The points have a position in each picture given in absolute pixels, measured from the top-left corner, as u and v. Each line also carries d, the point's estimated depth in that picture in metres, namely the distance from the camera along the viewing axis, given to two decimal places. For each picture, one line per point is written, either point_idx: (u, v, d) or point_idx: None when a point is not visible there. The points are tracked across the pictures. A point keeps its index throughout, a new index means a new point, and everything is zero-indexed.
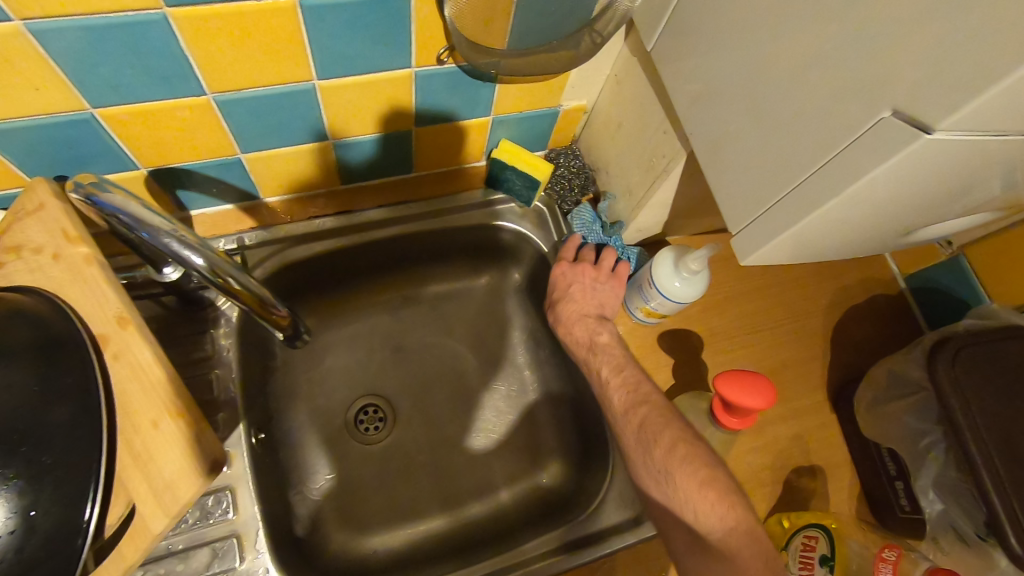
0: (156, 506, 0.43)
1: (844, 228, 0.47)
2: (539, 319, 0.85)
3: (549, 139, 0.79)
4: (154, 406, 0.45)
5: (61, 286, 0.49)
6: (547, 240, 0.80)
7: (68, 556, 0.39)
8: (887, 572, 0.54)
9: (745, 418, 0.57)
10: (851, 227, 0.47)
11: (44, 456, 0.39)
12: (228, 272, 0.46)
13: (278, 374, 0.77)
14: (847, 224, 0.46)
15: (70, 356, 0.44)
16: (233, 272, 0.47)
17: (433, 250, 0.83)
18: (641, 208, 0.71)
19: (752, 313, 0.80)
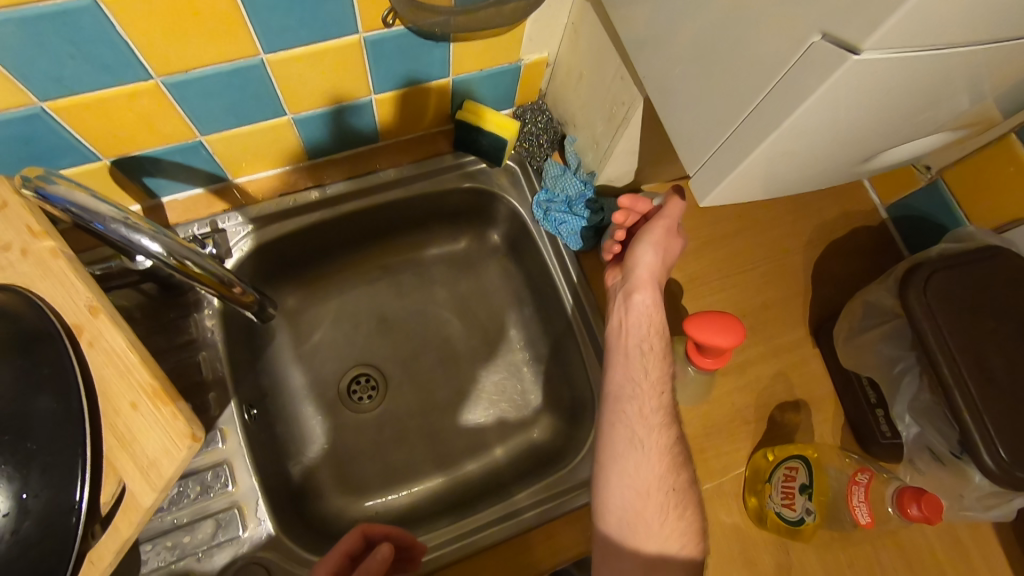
0: (145, 481, 0.45)
1: (793, 161, 0.47)
2: (521, 278, 0.86)
3: (514, 96, 0.78)
4: (131, 388, 0.46)
5: (32, 280, 0.50)
6: (521, 198, 0.80)
7: (64, 533, 0.42)
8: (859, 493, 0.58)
9: (719, 357, 0.58)
10: (799, 161, 0.47)
11: (29, 442, 0.41)
12: (185, 255, 0.48)
13: (268, 352, 0.79)
14: (796, 157, 0.46)
15: (47, 347, 0.46)
16: (191, 255, 0.49)
17: (409, 218, 0.84)
18: (608, 159, 0.70)
19: (731, 255, 0.80)
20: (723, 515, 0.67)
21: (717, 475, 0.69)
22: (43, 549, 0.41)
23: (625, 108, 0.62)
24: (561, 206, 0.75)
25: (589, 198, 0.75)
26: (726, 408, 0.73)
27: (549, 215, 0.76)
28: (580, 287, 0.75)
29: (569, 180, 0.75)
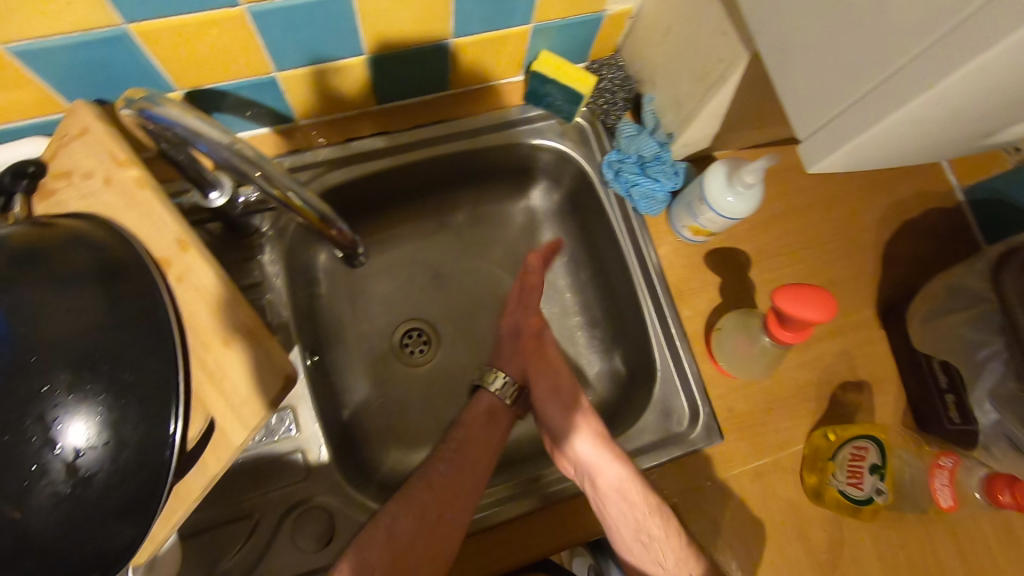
0: (237, 419, 0.45)
1: (899, 142, 0.46)
2: (579, 241, 0.84)
3: (591, 49, 0.74)
4: (222, 326, 0.46)
5: (116, 212, 0.50)
6: (590, 158, 0.77)
7: (158, 465, 0.42)
8: (943, 479, 0.59)
9: (800, 332, 0.56)
10: (905, 142, 0.46)
11: (126, 374, 0.41)
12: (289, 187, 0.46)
13: (324, 299, 0.78)
14: (906, 137, 0.45)
15: (137, 278, 0.46)
16: (292, 186, 0.48)
17: (470, 173, 0.82)
18: (691, 121, 0.67)
19: (801, 229, 0.77)
20: (782, 489, 0.67)
21: (778, 450, 0.69)
22: (139, 480, 0.41)
23: (721, 67, 0.59)
24: (633, 167, 0.73)
25: (664, 161, 0.73)
26: (790, 384, 0.71)
27: (619, 177, 0.74)
28: (647, 253, 0.73)
29: (644, 141, 0.73)
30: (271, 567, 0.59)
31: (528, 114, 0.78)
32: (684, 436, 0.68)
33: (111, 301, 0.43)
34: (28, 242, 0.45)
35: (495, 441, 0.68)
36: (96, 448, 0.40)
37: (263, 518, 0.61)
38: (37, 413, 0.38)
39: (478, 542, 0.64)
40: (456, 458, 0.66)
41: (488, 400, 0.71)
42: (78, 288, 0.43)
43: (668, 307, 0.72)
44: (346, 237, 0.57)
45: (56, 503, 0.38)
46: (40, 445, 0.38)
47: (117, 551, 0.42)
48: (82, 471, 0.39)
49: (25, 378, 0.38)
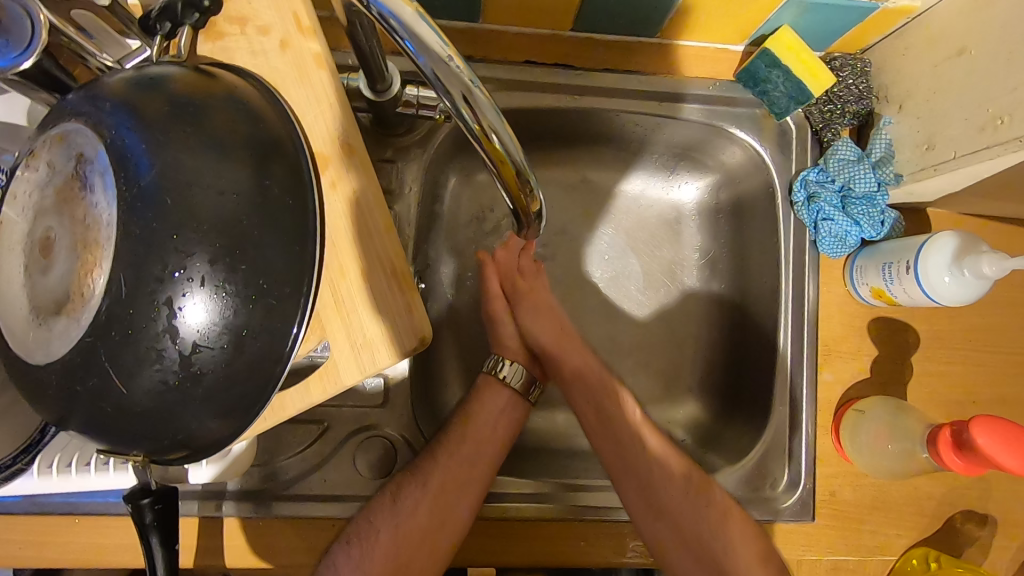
0: (353, 357, 0.41)
1: None
2: (729, 248, 0.74)
3: (839, 39, 0.61)
4: (366, 255, 0.42)
5: (284, 84, 0.45)
6: (783, 166, 0.66)
7: (267, 380, 0.39)
8: None
9: (974, 465, 0.48)
10: None
11: (261, 280, 0.37)
12: (491, 122, 0.35)
13: (443, 222, 0.72)
14: None
15: (292, 170, 0.40)
16: (496, 124, 0.36)
17: (638, 137, 0.72)
18: (939, 171, 0.55)
19: (999, 327, 0.64)
20: None
21: (864, 552, 0.62)
22: (244, 389, 0.39)
23: None
24: (832, 197, 0.63)
25: (875, 205, 0.61)
26: (906, 492, 0.63)
27: (811, 204, 0.63)
28: (809, 296, 0.64)
29: (863, 173, 0.61)
30: (327, 477, 0.60)
31: (727, 95, 0.66)
32: (770, 501, 0.63)
33: (262, 191, 0.38)
34: (193, 93, 0.40)
35: (501, 444, 0.63)
36: (214, 349, 0.36)
37: (333, 426, 0.60)
38: (164, 297, 0.35)
39: (527, 527, 0.62)
40: (443, 496, 0.59)
41: (506, 390, 0.65)
42: (231, 164, 0.38)
43: (807, 363, 0.64)
44: (538, 226, 0.45)
45: (161, 390, 0.36)
46: (162, 330, 0.35)
47: (205, 442, 0.41)
48: (194, 367, 0.36)
49: (163, 254, 0.35)
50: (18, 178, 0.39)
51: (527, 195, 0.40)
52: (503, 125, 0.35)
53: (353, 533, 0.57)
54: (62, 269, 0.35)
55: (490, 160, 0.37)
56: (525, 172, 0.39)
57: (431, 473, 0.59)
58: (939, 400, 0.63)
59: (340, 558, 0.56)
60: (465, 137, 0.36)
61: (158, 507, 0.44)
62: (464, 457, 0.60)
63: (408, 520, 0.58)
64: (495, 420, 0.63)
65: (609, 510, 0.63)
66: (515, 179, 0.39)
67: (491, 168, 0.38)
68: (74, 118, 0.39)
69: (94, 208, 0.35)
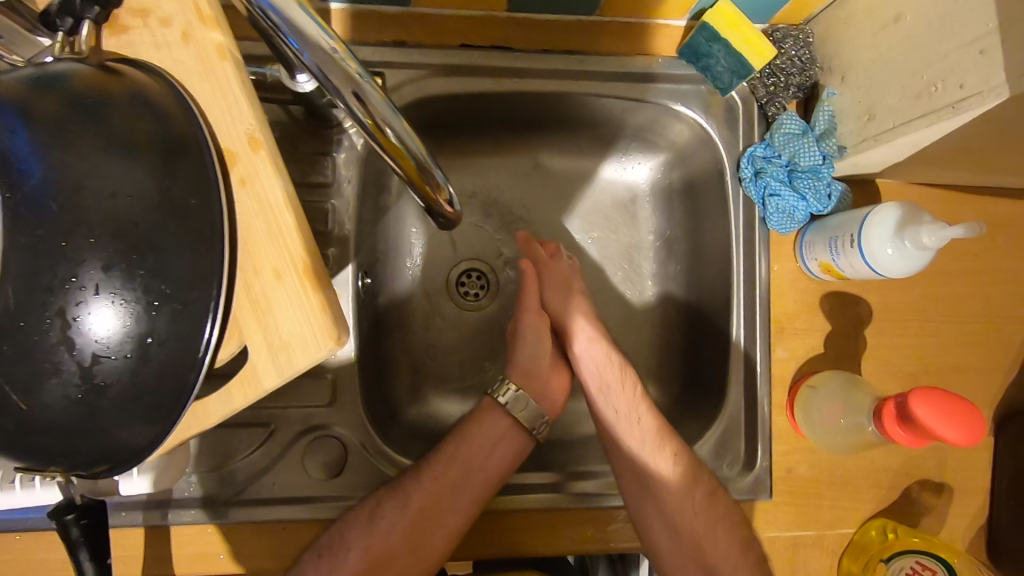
0: (272, 360, 0.39)
1: None
2: (684, 228, 0.73)
3: (778, 10, 0.60)
4: (280, 253, 0.40)
5: (192, 77, 0.43)
6: (731, 143, 0.65)
7: (180, 389, 0.37)
8: None
9: (918, 437, 0.48)
10: None
11: (164, 285, 0.36)
12: (383, 118, 0.34)
13: (391, 214, 0.70)
14: None
15: (196, 169, 0.39)
16: (392, 120, 0.34)
17: (586, 118, 0.70)
18: (880, 142, 0.54)
19: (950, 297, 0.64)
20: (812, 566, 0.61)
21: (823, 526, 0.62)
22: (156, 398, 0.37)
23: (958, 93, 0.45)
24: (779, 172, 0.61)
25: (820, 177, 0.61)
26: (862, 465, 0.63)
27: (758, 179, 0.62)
28: (759, 274, 0.64)
29: (806, 147, 0.60)
30: (277, 480, 0.58)
31: (671, 71, 0.65)
32: (727, 481, 0.62)
33: (162, 191, 0.37)
34: (85, 90, 0.38)
35: (489, 479, 0.60)
36: (116, 359, 0.35)
37: (280, 428, 0.59)
38: (56, 307, 0.33)
39: (519, 518, 0.61)
40: (424, 513, 0.58)
41: (508, 415, 0.64)
42: (126, 164, 0.36)
43: (760, 341, 0.64)
44: (455, 218, 0.43)
45: (63, 405, 0.35)
46: (57, 342, 0.34)
47: (125, 454, 0.40)
48: (97, 378, 0.35)
49: (54, 263, 0.33)
50: None
51: (434, 189, 0.39)
52: (397, 119, 0.34)
53: (324, 549, 0.56)
54: None
55: (388, 156, 0.36)
56: (429, 167, 0.37)
57: (413, 493, 0.58)
58: (891, 371, 0.63)
59: (308, 569, 0.55)
60: (360, 132, 0.35)
61: (84, 522, 0.43)
62: (447, 474, 0.60)
63: (383, 535, 0.57)
64: (489, 445, 0.62)
65: (599, 497, 0.62)
66: (418, 173, 0.37)
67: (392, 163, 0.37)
68: None
69: None
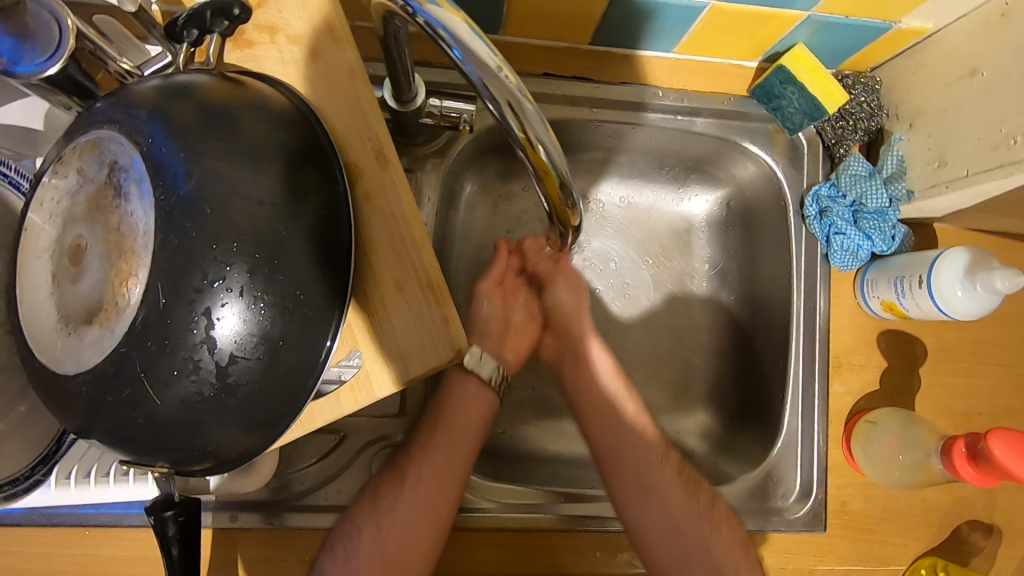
0: (385, 371, 0.42)
1: None
2: (738, 260, 0.75)
3: (850, 58, 0.63)
4: (401, 267, 0.42)
5: (317, 94, 0.45)
6: (796, 182, 0.67)
7: (300, 390, 0.39)
8: None
9: (986, 477, 0.50)
10: None
11: (299, 291, 0.37)
12: (537, 131, 0.36)
13: (457, 231, 0.72)
14: None
15: (328, 182, 0.41)
16: (544, 135, 0.36)
17: (650, 151, 0.72)
18: (951, 189, 0.57)
19: (1003, 341, 0.65)
20: None
21: (874, 562, 0.63)
22: (276, 400, 0.38)
23: None
24: (844, 212, 0.64)
25: (887, 220, 0.63)
26: (915, 503, 0.64)
27: (823, 218, 0.65)
28: (820, 309, 0.65)
29: (874, 189, 0.62)
30: (342, 487, 0.59)
31: (741, 110, 0.67)
32: (782, 511, 0.63)
33: (300, 201, 0.38)
34: (228, 100, 0.39)
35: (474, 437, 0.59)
36: (249, 360, 0.36)
37: (349, 435, 0.60)
38: (203, 307, 0.35)
39: (512, 536, 0.61)
40: (421, 485, 0.56)
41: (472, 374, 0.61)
42: (270, 174, 0.38)
43: (819, 374, 0.65)
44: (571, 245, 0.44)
45: (195, 401, 0.36)
46: (200, 340, 0.35)
47: (231, 453, 0.40)
48: (230, 377, 0.36)
49: (203, 264, 0.35)
50: (45, 183, 0.40)
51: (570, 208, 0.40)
52: (548, 135, 0.36)
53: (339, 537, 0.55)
54: (93, 277, 0.36)
55: (534, 172, 0.37)
56: (569, 185, 0.39)
57: (406, 468, 0.57)
58: (945, 412, 0.64)
59: (326, 564, 0.54)
60: (510, 146, 0.37)
61: (182, 519, 0.44)
62: (434, 447, 0.58)
63: (390, 515, 0.56)
64: (467, 408, 0.60)
65: (588, 520, 0.62)
66: (559, 192, 0.39)
67: (535, 180, 0.38)
68: (106, 124, 0.39)
69: (130, 215, 0.35)
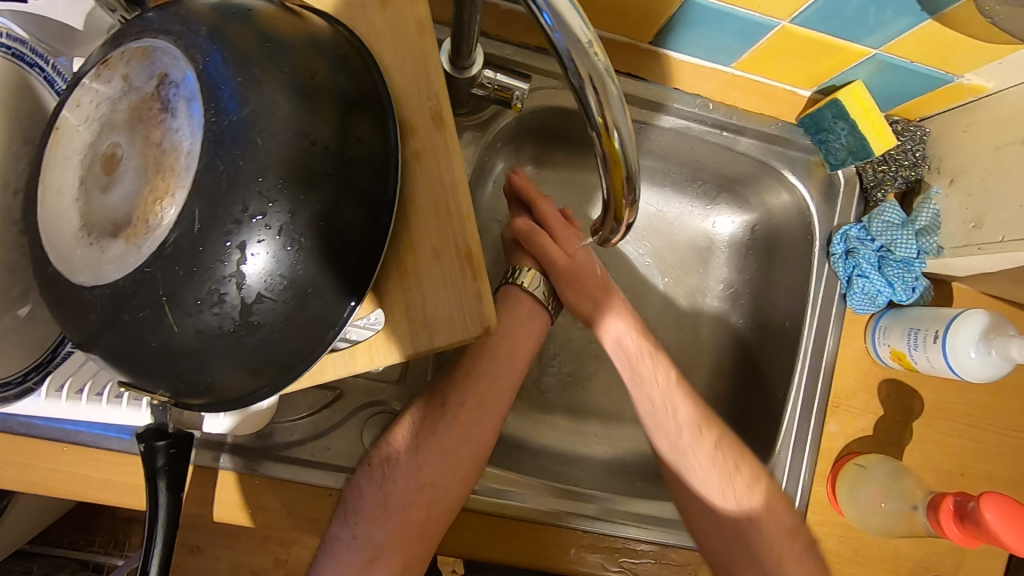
0: (406, 336, 0.42)
1: None
2: (754, 283, 0.75)
3: (905, 101, 0.62)
4: (439, 235, 0.42)
5: (380, 45, 0.44)
6: (826, 219, 0.67)
7: (316, 341, 0.38)
8: None
9: (969, 536, 0.53)
10: None
11: (336, 241, 0.37)
12: (616, 115, 0.34)
13: (484, 208, 0.71)
14: None
15: (380, 137, 0.40)
16: (620, 119, 0.35)
17: (687, 163, 0.72)
18: (984, 251, 0.57)
19: (999, 407, 0.66)
20: None
21: None
22: (294, 346, 0.37)
23: None
24: (871, 256, 0.64)
25: (911, 270, 0.63)
26: (889, 553, 0.64)
27: (849, 258, 0.64)
28: (828, 348, 0.66)
29: (905, 239, 0.63)
30: (330, 445, 0.58)
31: (787, 137, 0.67)
32: None
33: (350, 148, 0.37)
34: (291, 34, 0.38)
35: None
36: (276, 303, 0.35)
37: (346, 394, 0.59)
38: (239, 240, 0.34)
39: (485, 521, 0.61)
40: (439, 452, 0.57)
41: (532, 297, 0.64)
42: (321, 116, 0.36)
43: (816, 410, 0.65)
44: (617, 239, 0.43)
45: (214, 333, 0.35)
46: (229, 274, 0.34)
47: (237, 393, 0.39)
48: (254, 316, 0.35)
49: (245, 196, 0.34)
50: (85, 85, 0.38)
51: (629, 202, 0.39)
52: (625, 121, 0.35)
53: (344, 508, 0.55)
54: (126, 188, 0.34)
55: (603, 158, 0.36)
56: (633, 177, 0.38)
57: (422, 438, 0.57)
58: (931, 466, 0.65)
59: (335, 531, 0.55)
60: (583, 125, 0.35)
61: (172, 451, 0.43)
62: (459, 429, 0.58)
63: (401, 484, 0.56)
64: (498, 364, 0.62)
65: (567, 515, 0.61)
66: (623, 184, 0.37)
67: (601, 166, 0.37)
68: (161, 35, 0.37)
69: (175, 132, 0.34)
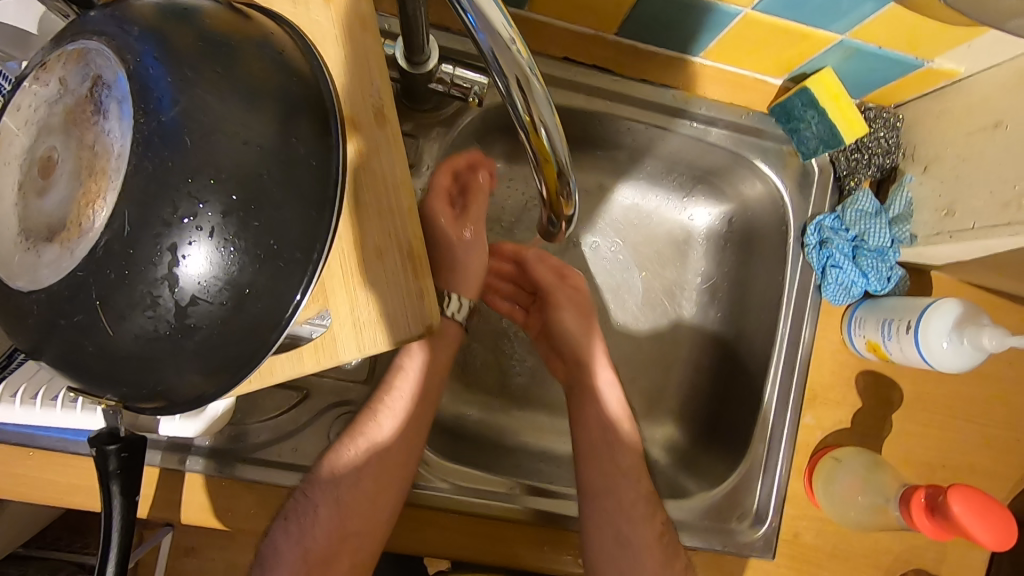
0: (354, 335, 0.42)
1: None
2: (731, 275, 0.74)
3: (876, 88, 0.61)
4: (384, 233, 0.42)
5: (325, 42, 0.43)
6: (800, 209, 0.66)
7: (258, 343, 0.38)
8: None
9: (940, 530, 0.52)
10: None
11: (273, 241, 0.36)
12: (542, 117, 0.34)
13: None
14: None
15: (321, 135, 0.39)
16: (548, 118, 0.35)
17: (660, 155, 0.71)
18: (955, 239, 0.56)
19: (979, 397, 0.65)
20: None
21: None
22: (236, 348, 0.37)
23: None
24: (844, 245, 0.63)
25: (885, 260, 0.63)
26: (868, 546, 0.63)
27: (822, 248, 0.64)
28: (804, 340, 0.65)
29: (878, 228, 0.62)
30: (298, 447, 0.58)
31: (759, 127, 0.66)
32: (735, 534, 0.63)
33: (289, 148, 0.37)
34: (227, 32, 0.37)
35: None
36: (212, 305, 0.35)
37: (313, 395, 0.59)
38: (170, 241, 0.33)
39: (455, 521, 0.60)
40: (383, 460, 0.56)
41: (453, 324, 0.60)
42: (256, 114, 0.36)
43: (792, 403, 0.64)
44: (562, 233, 0.43)
45: (151, 337, 0.34)
46: (162, 276, 0.34)
47: (184, 397, 0.39)
48: (189, 319, 0.35)
49: (175, 197, 0.33)
50: (24, 89, 0.38)
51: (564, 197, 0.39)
52: (553, 120, 0.35)
53: (290, 513, 0.55)
54: (60, 193, 0.34)
55: (534, 156, 0.36)
56: (566, 173, 0.38)
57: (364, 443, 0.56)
58: (909, 458, 0.64)
59: (278, 536, 0.55)
60: (513, 123, 0.35)
61: (123, 455, 0.42)
62: (404, 435, 0.57)
63: (348, 486, 0.56)
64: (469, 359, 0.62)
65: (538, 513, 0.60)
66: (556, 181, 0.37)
67: (534, 164, 0.37)
68: (96, 36, 0.36)
69: (107, 134, 0.34)
